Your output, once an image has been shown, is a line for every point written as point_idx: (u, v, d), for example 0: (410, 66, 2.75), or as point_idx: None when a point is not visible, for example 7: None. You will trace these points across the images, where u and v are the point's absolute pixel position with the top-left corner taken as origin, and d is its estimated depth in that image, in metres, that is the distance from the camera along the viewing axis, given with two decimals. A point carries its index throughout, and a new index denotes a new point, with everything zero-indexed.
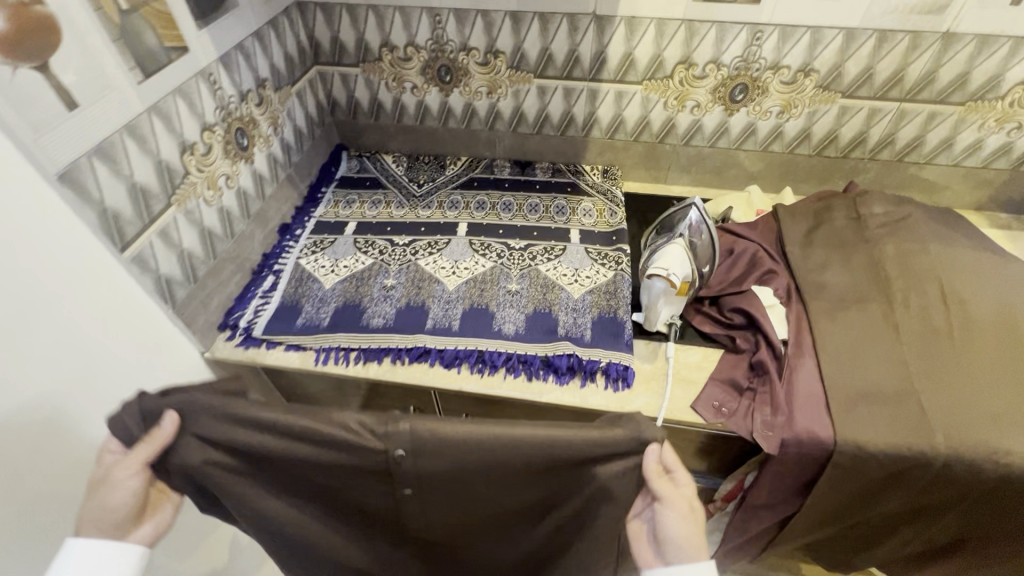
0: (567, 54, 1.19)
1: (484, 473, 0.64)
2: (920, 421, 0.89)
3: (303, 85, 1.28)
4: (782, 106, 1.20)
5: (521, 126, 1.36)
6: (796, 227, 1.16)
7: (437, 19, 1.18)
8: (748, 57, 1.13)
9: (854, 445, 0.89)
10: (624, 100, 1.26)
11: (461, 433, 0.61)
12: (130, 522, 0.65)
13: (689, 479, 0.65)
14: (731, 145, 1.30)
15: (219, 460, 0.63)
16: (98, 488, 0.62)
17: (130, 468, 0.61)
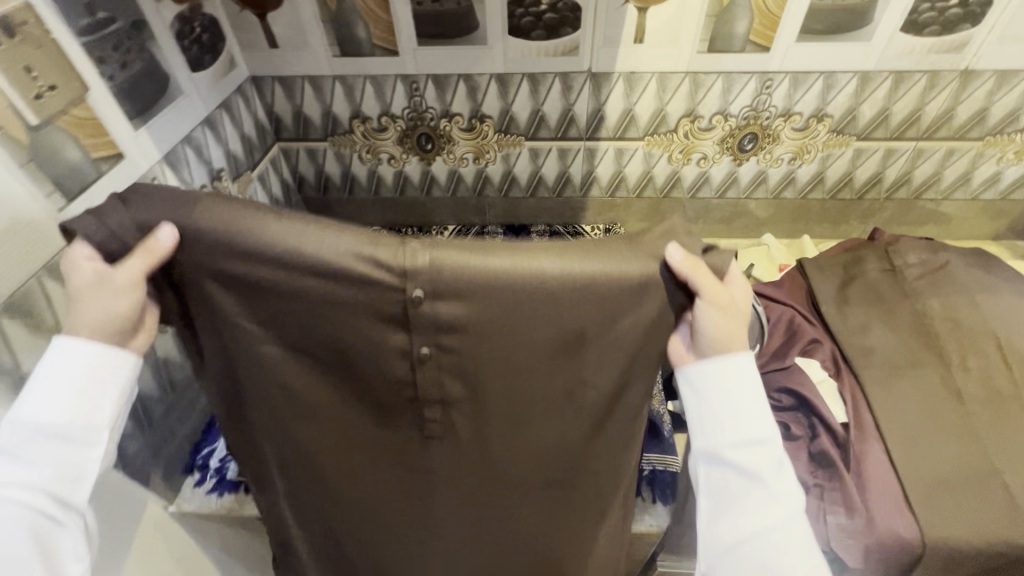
0: (561, 114, 1.08)
1: (523, 333, 0.56)
2: (1012, 510, 0.78)
3: (263, 166, 1.12)
4: (794, 153, 1.12)
5: (513, 190, 1.23)
6: (827, 283, 1.06)
7: (414, 86, 1.05)
8: (757, 106, 1.05)
9: (944, 547, 0.77)
10: (624, 157, 1.15)
11: (487, 285, 0.54)
12: (123, 333, 0.58)
13: (733, 278, 0.61)
14: (740, 194, 1.21)
15: (224, 284, 0.55)
16: (85, 302, 0.54)
17: (131, 276, 0.53)
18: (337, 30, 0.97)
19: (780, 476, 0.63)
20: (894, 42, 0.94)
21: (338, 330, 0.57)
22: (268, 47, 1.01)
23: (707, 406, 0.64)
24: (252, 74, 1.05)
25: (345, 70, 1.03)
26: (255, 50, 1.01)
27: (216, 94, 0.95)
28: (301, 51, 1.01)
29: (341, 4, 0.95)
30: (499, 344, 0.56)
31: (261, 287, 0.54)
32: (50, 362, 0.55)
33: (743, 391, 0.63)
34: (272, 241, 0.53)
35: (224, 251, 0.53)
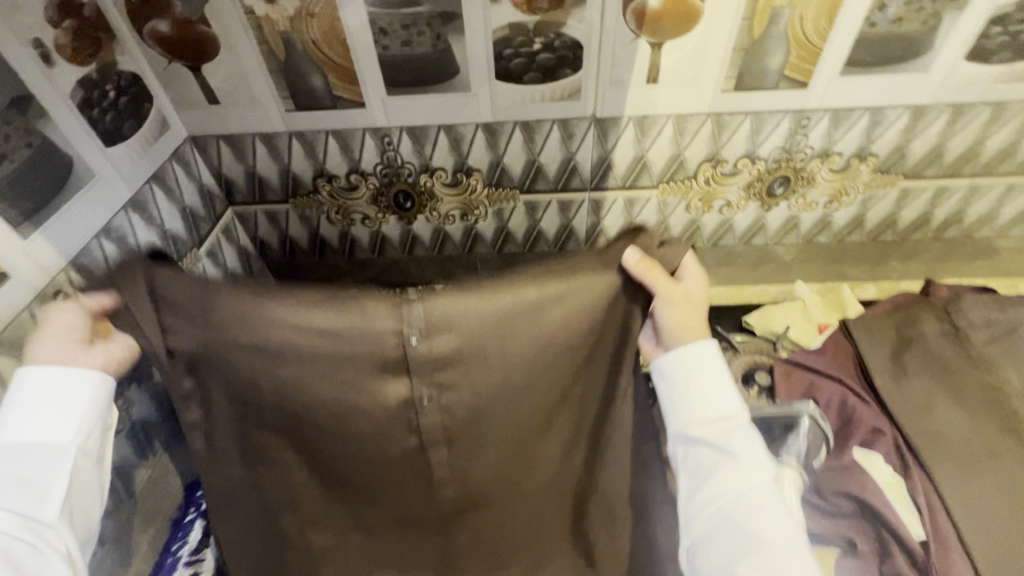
0: (561, 164, 0.92)
1: (500, 372, 0.59)
2: None
3: (214, 239, 0.95)
4: (831, 196, 0.97)
5: (508, 246, 1.07)
6: (879, 349, 0.91)
7: (386, 140, 0.88)
8: (791, 147, 0.89)
9: None
10: (635, 207, 0.99)
11: (480, 316, 0.57)
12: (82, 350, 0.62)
13: (695, 275, 0.66)
14: (768, 241, 1.06)
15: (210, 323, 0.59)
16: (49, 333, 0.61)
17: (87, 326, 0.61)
18: (290, 82, 0.81)
19: (748, 446, 0.66)
20: (955, 73, 0.79)
21: (313, 396, 0.59)
22: (210, 103, 0.84)
23: (681, 389, 0.68)
24: (193, 135, 0.88)
25: (303, 125, 0.86)
26: (193, 107, 0.84)
27: (146, 167, 0.79)
28: (249, 107, 0.84)
29: (292, 52, 0.77)
30: (488, 373, 0.59)
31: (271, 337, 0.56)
32: (19, 390, 0.59)
33: (708, 376, 0.68)
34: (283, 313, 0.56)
35: (227, 313, 0.57)
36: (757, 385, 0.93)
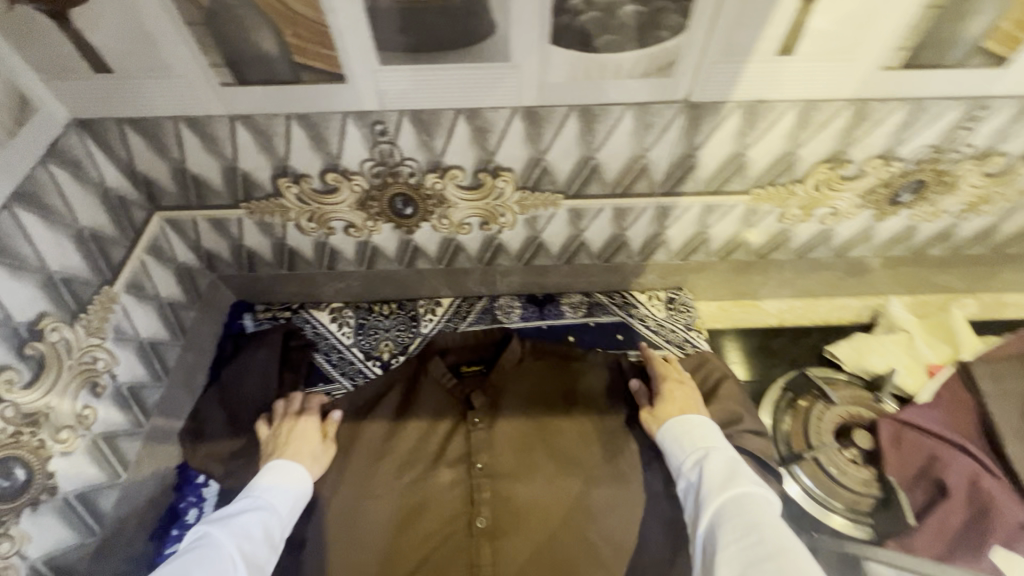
0: (627, 163, 0.66)
1: (549, 391, 0.81)
2: None
3: (137, 261, 0.68)
4: (969, 204, 0.74)
5: (538, 259, 0.82)
6: (1009, 403, 0.73)
7: (377, 129, 0.60)
8: (944, 145, 0.65)
9: None
10: (713, 216, 0.75)
11: (528, 367, 0.83)
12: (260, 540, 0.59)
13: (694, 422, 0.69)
14: (866, 253, 0.84)
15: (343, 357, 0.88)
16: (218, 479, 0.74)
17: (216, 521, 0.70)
18: (223, 40, 0.51)
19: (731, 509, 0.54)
20: None
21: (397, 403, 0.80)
22: (98, 71, 0.53)
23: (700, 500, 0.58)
24: (81, 116, 0.57)
25: (250, 106, 0.57)
26: (74, 76, 0.53)
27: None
28: (165, 79, 0.54)
29: None
30: (531, 381, 0.82)
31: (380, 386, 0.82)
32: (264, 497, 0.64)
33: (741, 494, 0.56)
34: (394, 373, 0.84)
35: (372, 382, 0.83)
36: (855, 447, 0.75)
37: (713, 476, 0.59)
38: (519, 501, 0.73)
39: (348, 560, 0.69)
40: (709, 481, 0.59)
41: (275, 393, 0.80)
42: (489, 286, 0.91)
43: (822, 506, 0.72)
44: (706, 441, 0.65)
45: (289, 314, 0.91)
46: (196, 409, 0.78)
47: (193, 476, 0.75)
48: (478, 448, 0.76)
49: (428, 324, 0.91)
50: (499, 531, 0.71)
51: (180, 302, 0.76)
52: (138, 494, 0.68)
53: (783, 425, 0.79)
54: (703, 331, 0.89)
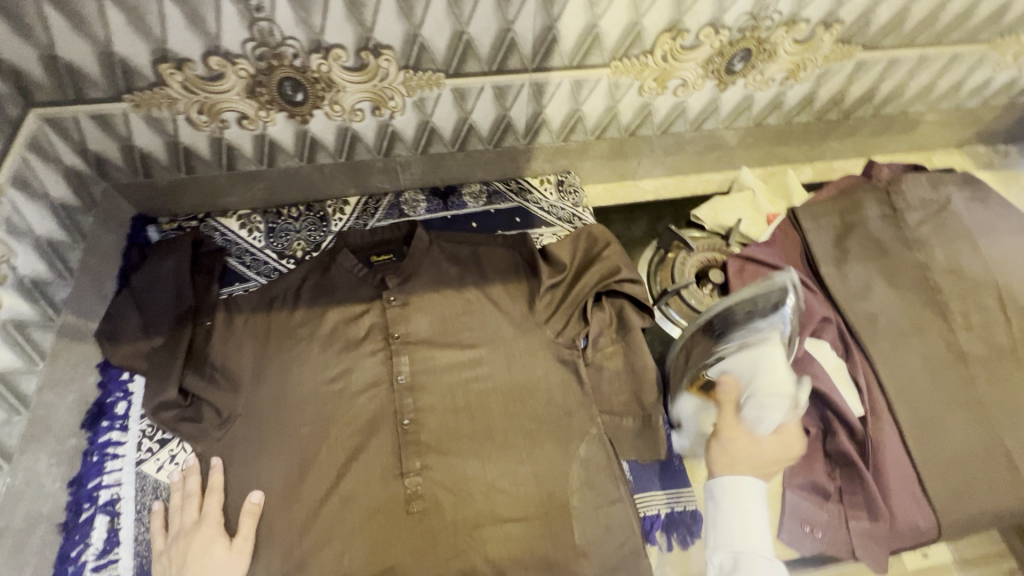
0: (497, 38, 0.73)
1: (455, 269, 0.90)
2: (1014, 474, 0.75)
3: (19, 156, 0.67)
4: (789, 71, 0.89)
5: (434, 146, 0.89)
6: (823, 234, 0.91)
7: (253, 4, 0.63)
8: (758, 12, 0.77)
9: (957, 525, 0.73)
10: (583, 91, 0.84)
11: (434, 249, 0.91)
12: None
13: None
14: (718, 125, 0.98)
15: (257, 258, 0.92)
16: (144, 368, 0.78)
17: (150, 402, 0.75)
18: None
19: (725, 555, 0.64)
20: None
21: (315, 291, 0.87)
22: None
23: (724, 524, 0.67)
24: None
25: None
26: None
27: None
28: None
29: None
30: (440, 265, 0.91)
31: (295, 277, 0.87)
32: None
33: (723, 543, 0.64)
34: (307, 264, 0.89)
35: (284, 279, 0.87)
36: (710, 283, 0.90)
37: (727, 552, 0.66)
38: (433, 355, 0.83)
39: (283, 423, 0.76)
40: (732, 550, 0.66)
41: (191, 293, 0.83)
42: (393, 181, 0.97)
43: None
44: (749, 528, 0.66)
45: (196, 223, 0.92)
46: (110, 311, 0.80)
47: (115, 373, 0.78)
48: (393, 318, 0.85)
49: (338, 222, 0.96)
50: (420, 383, 0.81)
51: (75, 207, 0.77)
52: (60, 384, 0.71)
53: (656, 279, 0.93)
54: (589, 208, 1.01)
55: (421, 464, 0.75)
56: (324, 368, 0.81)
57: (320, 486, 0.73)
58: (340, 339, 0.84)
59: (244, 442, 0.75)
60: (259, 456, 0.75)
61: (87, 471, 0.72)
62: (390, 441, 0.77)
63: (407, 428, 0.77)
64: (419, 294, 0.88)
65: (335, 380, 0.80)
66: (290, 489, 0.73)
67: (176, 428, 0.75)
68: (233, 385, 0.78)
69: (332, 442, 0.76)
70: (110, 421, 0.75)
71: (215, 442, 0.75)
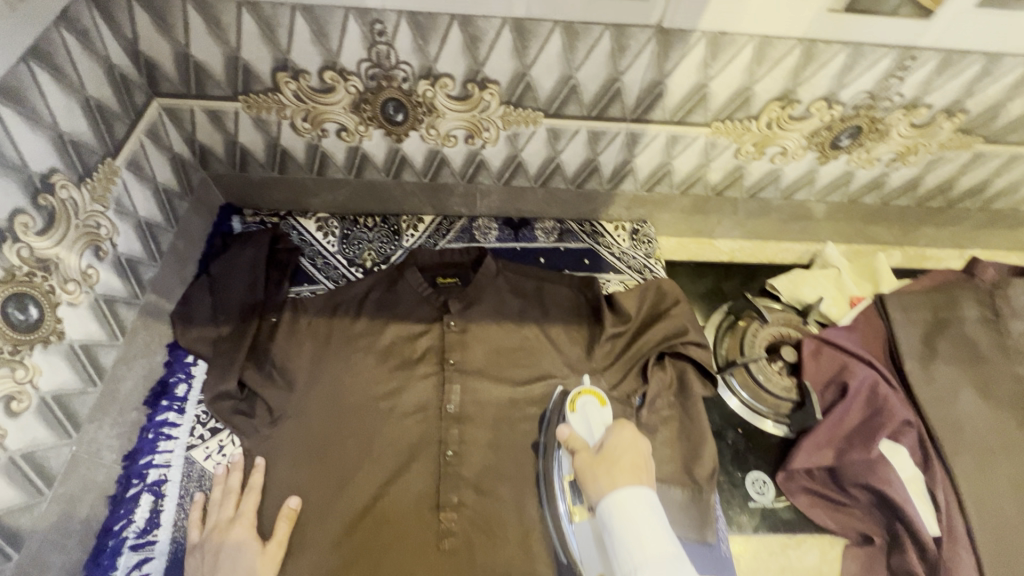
0: (602, 85, 0.72)
1: (518, 304, 0.89)
2: None
3: (137, 142, 0.71)
4: (898, 153, 0.84)
5: (517, 179, 0.89)
6: (912, 328, 0.85)
7: (376, 28, 0.65)
8: (878, 91, 0.73)
9: None
10: (677, 147, 0.83)
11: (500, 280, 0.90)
12: None
13: None
14: (810, 197, 0.94)
15: (328, 262, 0.94)
16: (210, 355, 0.80)
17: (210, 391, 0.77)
18: None
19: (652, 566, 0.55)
20: None
21: (380, 303, 0.88)
22: None
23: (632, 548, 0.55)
24: None
25: None
26: None
27: (23, 33, 0.53)
28: None
29: None
30: (504, 297, 0.90)
31: (361, 287, 0.88)
32: None
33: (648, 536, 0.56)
34: (375, 276, 0.90)
35: (351, 289, 0.88)
36: (781, 359, 0.86)
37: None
38: (485, 389, 0.82)
39: (329, 432, 0.76)
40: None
41: (263, 289, 0.85)
42: (469, 206, 0.97)
43: (753, 413, 0.84)
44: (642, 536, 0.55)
45: (277, 219, 0.95)
46: (187, 294, 0.83)
47: (181, 355, 0.81)
48: (451, 344, 0.85)
49: (409, 238, 0.97)
50: (468, 415, 0.80)
51: (175, 191, 0.81)
52: (133, 359, 0.73)
53: (722, 345, 0.90)
54: (661, 260, 0.99)
55: (459, 500, 0.74)
56: (377, 383, 0.81)
57: (358, 503, 0.73)
58: (396, 356, 0.84)
59: (290, 445, 0.76)
60: (300, 462, 0.75)
61: (141, 447, 0.73)
62: (430, 469, 0.76)
63: (451, 459, 0.76)
64: (478, 324, 0.87)
65: (386, 397, 0.80)
66: (326, 502, 0.73)
67: (230, 420, 0.76)
68: (288, 386, 0.79)
69: (374, 461, 0.76)
70: (169, 402, 0.77)
71: (263, 441, 0.76)
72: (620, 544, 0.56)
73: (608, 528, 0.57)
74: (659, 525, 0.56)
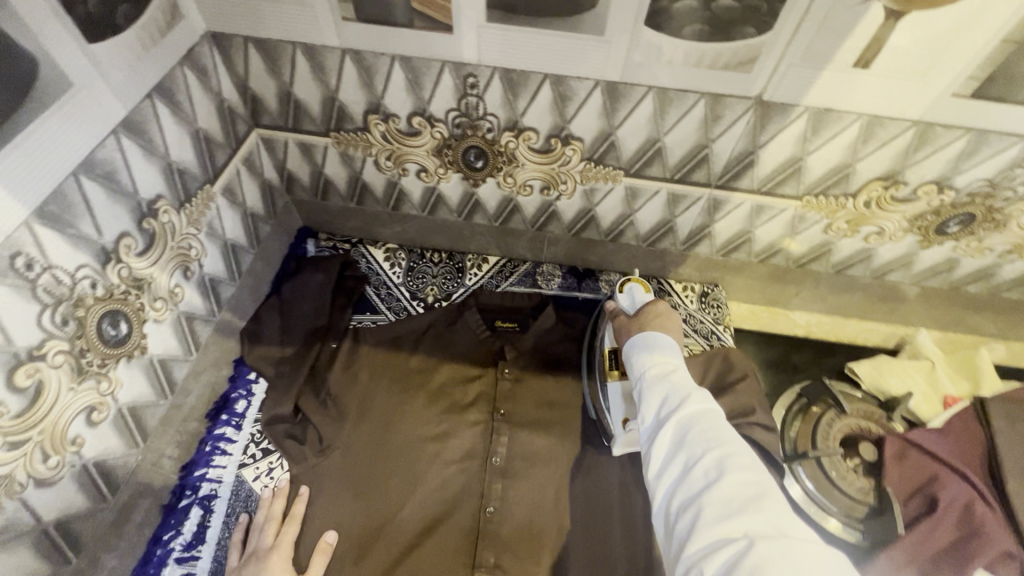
0: (690, 151, 0.70)
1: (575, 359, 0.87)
2: None
3: (234, 169, 0.75)
4: (1015, 246, 0.76)
5: (587, 231, 0.88)
6: (1019, 443, 0.75)
7: (469, 81, 0.66)
8: (1000, 181, 0.67)
9: None
10: (762, 216, 0.78)
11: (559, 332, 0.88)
12: None
13: None
14: (904, 279, 0.87)
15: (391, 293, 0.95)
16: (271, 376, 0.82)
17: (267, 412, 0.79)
18: None
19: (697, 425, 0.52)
20: None
21: (436, 341, 0.88)
22: None
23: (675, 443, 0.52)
24: (214, 31, 0.65)
25: (362, 42, 0.64)
26: None
27: (151, 72, 0.57)
28: (294, 7, 0.61)
29: None
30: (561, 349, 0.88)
31: (420, 324, 0.89)
32: None
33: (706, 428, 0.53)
34: (435, 313, 0.90)
35: (411, 324, 0.88)
36: (859, 457, 0.79)
37: (658, 374, 0.58)
38: (532, 444, 0.80)
39: (373, 469, 0.76)
40: (680, 392, 0.55)
41: (327, 316, 0.87)
42: (535, 251, 0.97)
43: (818, 504, 0.75)
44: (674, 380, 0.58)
45: (348, 246, 0.98)
46: (257, 313, 0.86)
47: (245, 371, 0.83)
48: (503, 392, 0.83)
49: (472, 277, 0.97)
50: (513, 470, 0.77)
51: (260, 214, 0.85)
52: (202, 373, 0.76)
53: (791, 429, 0.83)
54: (730, 328, 0.93)
55: (495, 562, 0.71)
56: (425, 424, 0.80)
57: (393, 549, 0.71)
58: (447, 398, 0.83)
59: (335, 477, 0.76)
60: (342, 497, 0.74)
61: (197, 459, 0.76)
62: (470, 522, 0.74)
63: (491, 515, 0.73)
64: (532, 374, 0.85)
65: (432, 440, 0.79)
66: (362, 543, 0.72)
67: (282, 444, 0.76)
68: (340, 416, 0.80)
69: (414, 506, 0.74)
70: (228, 416, 0.79)
71: (310, 469, 0.76)
72: (644, 366, 0.60)
73: (632, 350, 0.63)
74: (674, 356, 0.60)
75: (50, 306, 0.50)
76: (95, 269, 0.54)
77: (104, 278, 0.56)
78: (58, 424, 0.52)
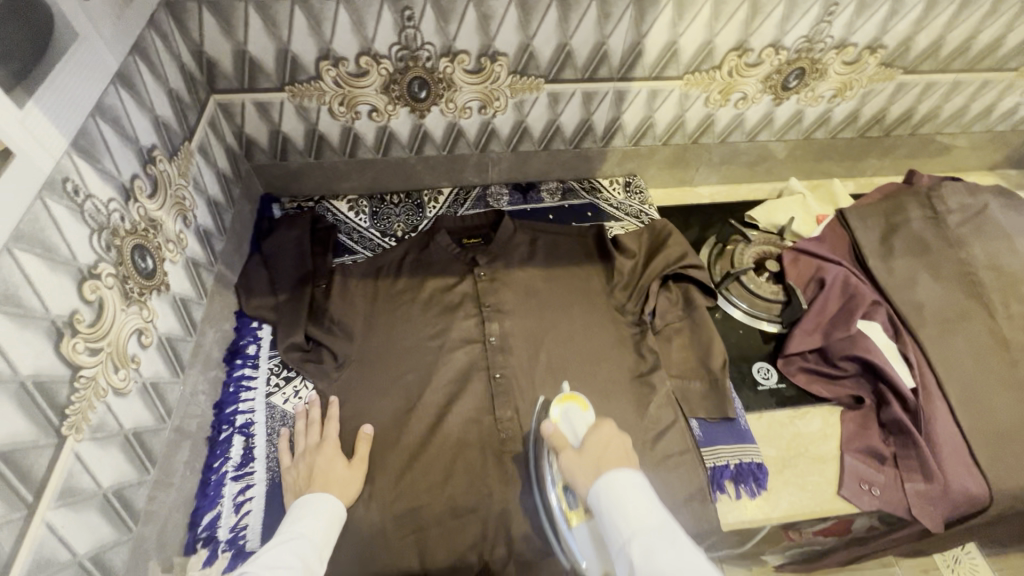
0: (592, 50, 0.87)
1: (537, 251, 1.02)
2: None
3: (203, 131, 0.83)
4: (837, 89, 1.01)
5: (523, 144, 1.03)
6: (870, 232, 1.00)
7: (405, 14, 0.79)
8: (813, 36, 0.90)
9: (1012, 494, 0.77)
10: (657, 100, 0.98)
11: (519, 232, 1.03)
12: None
13: None
14: (771, 137, 1.11)
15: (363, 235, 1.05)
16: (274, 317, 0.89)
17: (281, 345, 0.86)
18: None
19: None
20: None
21: (416, 263, 1.00)
22: None
23: None
24: None
25: None
26: None
27: (130, 31, 0.64)
28: None
29: None
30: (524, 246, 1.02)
31: (398, 250, 1.00)
32: None
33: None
34: (408, 241, 1.02)
35: (390, 252, 0.99)
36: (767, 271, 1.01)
37: (641, 550, 0.57)
38: (519, 322, 0.94)
39: (390, 368, 0.87)
40: None
41: (312, 259, 0.95)
42: (482, 175, 1.11)
43: (752, 317, 0.98)
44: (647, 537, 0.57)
45: (312, 204, 1.07)
46: (245, 270, 0.93)
47: (247, 321, 0.90)
48: (484, 288, 0.97)
49: (432, 209, 1.09)
50: (508, 344, 0.91)
51: (230, 177, 0.92)
52: (213, 321, 0.83)
53: (716, 266, 1.04)
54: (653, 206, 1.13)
55: (512, 412, 0.84)
56: (425, 326, 0.92)
57: (424, 424, 0.83)
58: (438, 303, 0.95)
59: (358, 382, 0.85)
60: (369, 396, 0.85)
61: (226, 399, 0.82)
62: (483, 389, 0.87)
63: (500, 379, 0.87)
64: (504, 270, 0.99)
65: (434, 337, 0.91)
66: (397, 426, 0.82)
67: (302, 366, 0.85)
68: (348, 335, 0.89)
69: (433, 388, 0.86)
70: (244, 359, 0.86)
71: (334, 383, 0.85)
72: (620, 535, 0.59)
73: (599, 504, 0.62)
74: (645, 511, 0.60)
75: (96, 231, 0.57)
76: (120, 203, 0.61)
77: (128, 213, 0.63)
78: (121, 340, 0.59)
